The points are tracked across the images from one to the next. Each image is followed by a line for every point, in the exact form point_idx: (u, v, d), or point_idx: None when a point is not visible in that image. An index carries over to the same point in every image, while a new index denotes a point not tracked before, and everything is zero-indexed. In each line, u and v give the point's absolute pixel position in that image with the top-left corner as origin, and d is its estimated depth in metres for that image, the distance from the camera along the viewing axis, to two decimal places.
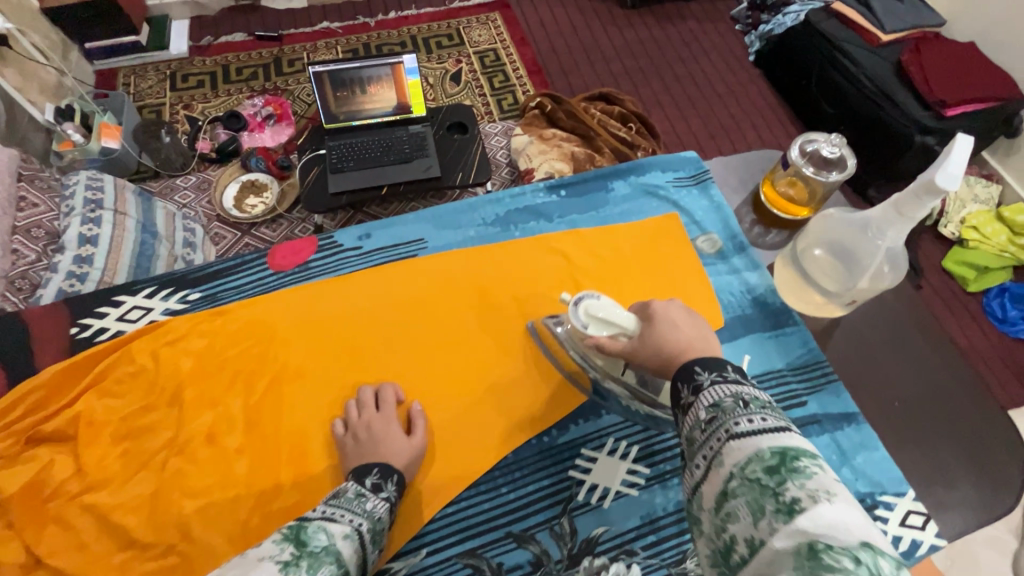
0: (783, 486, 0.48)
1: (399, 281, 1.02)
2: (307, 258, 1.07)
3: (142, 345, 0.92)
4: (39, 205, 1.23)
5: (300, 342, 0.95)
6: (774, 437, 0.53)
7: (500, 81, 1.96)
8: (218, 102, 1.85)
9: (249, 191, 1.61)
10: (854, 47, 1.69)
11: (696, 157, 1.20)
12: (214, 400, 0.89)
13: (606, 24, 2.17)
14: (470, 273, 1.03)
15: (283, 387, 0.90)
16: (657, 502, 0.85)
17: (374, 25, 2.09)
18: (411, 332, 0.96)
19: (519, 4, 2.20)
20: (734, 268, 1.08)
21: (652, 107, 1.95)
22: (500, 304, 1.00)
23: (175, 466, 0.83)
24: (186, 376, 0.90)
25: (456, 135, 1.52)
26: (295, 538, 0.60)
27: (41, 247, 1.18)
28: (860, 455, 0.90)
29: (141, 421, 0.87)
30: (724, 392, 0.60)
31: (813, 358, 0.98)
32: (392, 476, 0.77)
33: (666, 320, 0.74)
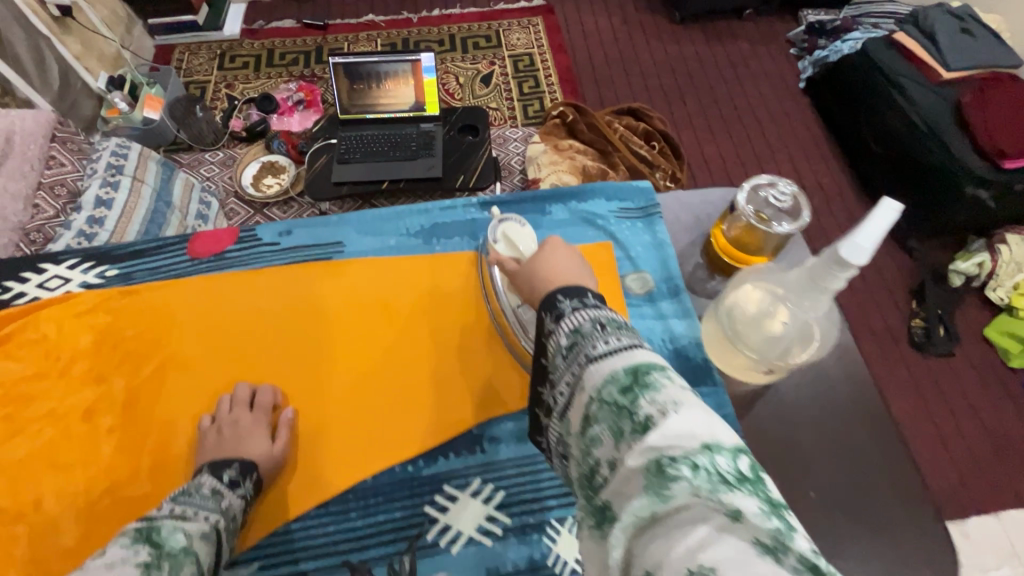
0: (636, 405, 0.44)
1: (314, 281, 0.89)
2: (225, 249, 0.92)
3: (49, 313, 0.83)
4: (66, 164, 1.32)
5: (196, 329, 0.85)
6: (629, 355, 0.49)
7: (529, 87, 1.93)
8: (257, 84, 1.93)
9: (267, 171, 1.67)
10: (911, 83, 1.55)
11: (650, 183, 0.87)
12: (101, 377, 0.80)
13: (650, 37, 2.10)
14: (390, 278, 0.89)
15: (166, 374, 0.81)
16: (507, 558, 0.69)
17: (417, 21, 2.11)
18: (310, 336, 0.84)
19: (564, 10, 2.16)
20: (658, 315, 0.76)
21: (684, 127, 1.86)
22: (415, 316, 0.86)
23: (48, 436, 0.75)
24: (82, 349, 0.82)
25: (467, 137, 1.52)
26: (147, 541, 0.56)
27: (61, 205, 1.27)
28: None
29: (29, 389, 0.79)
30: (583, 318, 0.54)
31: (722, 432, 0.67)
32: (253, 473, 0.70)
33: (550, 256, 0.66)
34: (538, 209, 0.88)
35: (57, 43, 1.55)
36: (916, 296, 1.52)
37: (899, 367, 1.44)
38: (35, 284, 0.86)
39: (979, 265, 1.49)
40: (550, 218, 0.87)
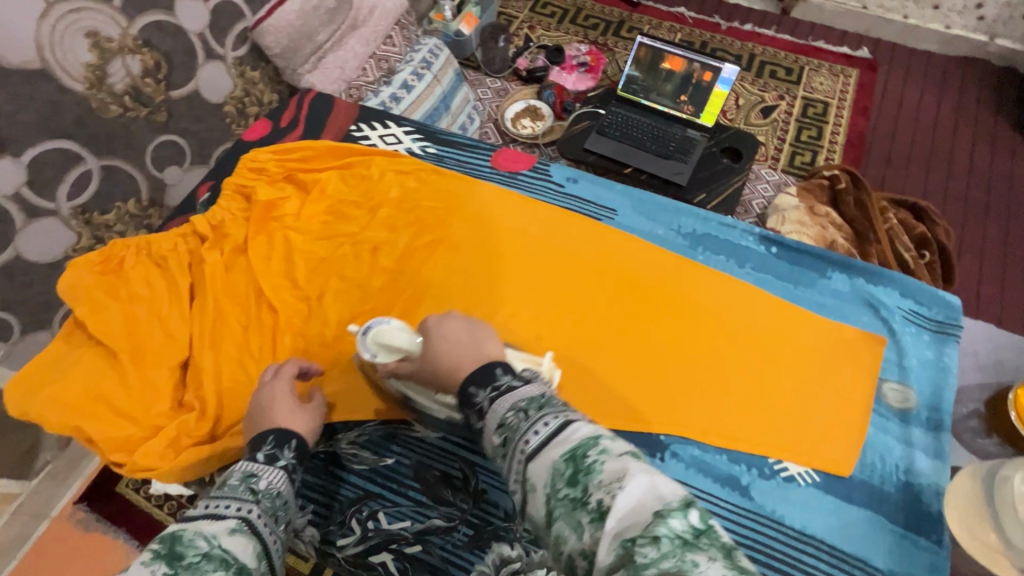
0: (587, 493, 0.48)
1: (587, 235, 0.99)
2: (519, 170, 1.09)
3: (380, 162, 1.06)
4: (395, 47, 1.56)
5: (471, 226, 1.00)
6: (558, 440, 0.53)
7: (809, 136, 1.76)
8: (554, 34, 2.05)
9: (527, 113, 1.79)
10: None
11: (957, 304, 0.89)
12: (393, 227, 1.00)
13: (980, 139, 1.76)
14: (651, 268, 0.95)
15: (437, 251, 0.97)
16: None
17: (724, 29, 2.04)
18: (569, 283, 0.94)
19: (888, 73, 1.91)
20: (905, 440, 0.80)
21: (971, 251, 1.56)
22: (656, 307, 0.91)
23: (345, 251, 0.97)
24: (389, 199, 1.02)
25: (725, 160, 1.44)
26: (168, 553, 0.50)
27: (379, 76, 1.51)
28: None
29: (346, 209, 1.02)
30: (505, 408, 0.60)
31: None
32: (289, 442, 0.73)
33: (438, 338, 0.73)
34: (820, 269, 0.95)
35: None
36: None
37: None
38: (378, 135, 1.12)
39: None
40: (828, 282, 0.94)
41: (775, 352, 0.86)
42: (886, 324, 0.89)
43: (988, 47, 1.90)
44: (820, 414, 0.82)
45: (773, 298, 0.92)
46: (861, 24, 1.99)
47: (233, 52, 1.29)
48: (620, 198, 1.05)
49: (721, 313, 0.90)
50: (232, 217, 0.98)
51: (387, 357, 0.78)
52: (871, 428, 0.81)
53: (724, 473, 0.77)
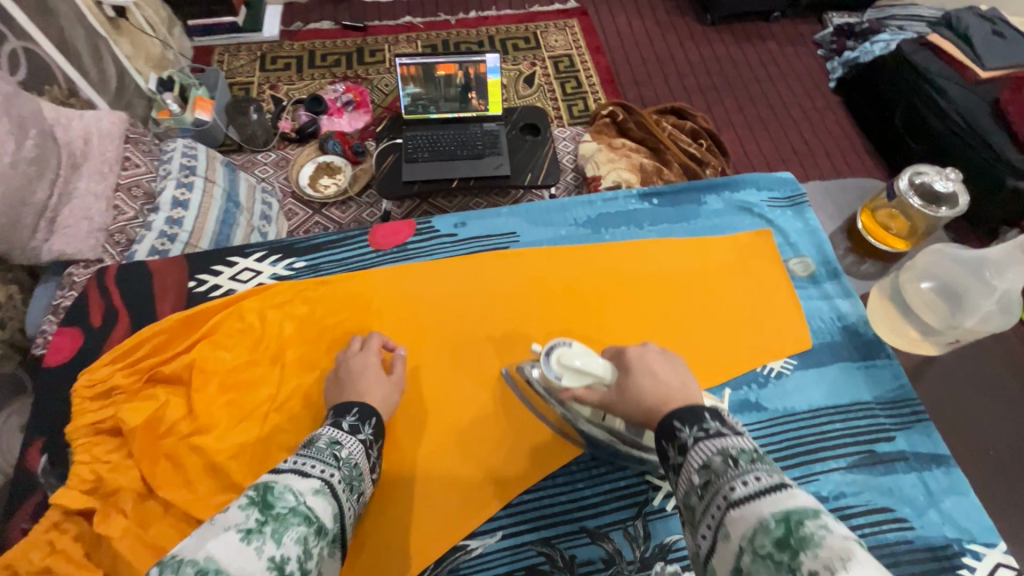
0: (798, 562, 0.40)
1: (502, 270, 0.97)
2: (405, 240, 1.01)
3: (252, 304, 0.90)
4: (140, 166, 1.31)
5: (392, 317, 0.92)
6: (777, 499, 0.45)
7: (572, 87, 1.97)
8: (301, 85, 1.93)
9: (323, 172, 1.68)
10: (947, 81, 1.63)
11: (794, 178, 1.07)
12: (315, 362, 0.87)
13: (683, 39, 2.15)
14: (570, 270, 0.96)
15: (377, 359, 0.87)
16: None
17: (454, 23, 2.14)
18: (510, 320, 0.91)
19: (598, 12, 2.21)
20: (825, 296, 0.94)
21: (725, 125, 1.92)
22: (593, 302, 0.93)
23: (275, 423, 0.80)
24: (288, 338, 0.88)
25: (529, 136, 1.55)
26: (261, 501, 0.51)
27: (139, 206, 1.26)
28: (950, 499, 0.76)
29: (245, 374, 0.85)
30: (710, 451, 0.52)
31: (903, 394, 0.85)
32: (371, 419, 0.72)
33: (644, 367, 0.67)
34: (696, 199, 1.07)
35: (111, 44, 1.53)
36: None
37: None
38: (228, 276, 0.95)
39: None
40: (707, 207, 1.06)
41: (707, 284, 0.95)
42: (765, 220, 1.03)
43: None
44: (763, 320, 0.91)
45: (678, 241, 1.00)
46: None
47: None
48: (510, 219, 1.04)
49: (649, 275, 0.96)
50: (111, 461, 0.76)
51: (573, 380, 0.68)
52: (801, 301, 0.94)
53: (735, 402, 0.83)
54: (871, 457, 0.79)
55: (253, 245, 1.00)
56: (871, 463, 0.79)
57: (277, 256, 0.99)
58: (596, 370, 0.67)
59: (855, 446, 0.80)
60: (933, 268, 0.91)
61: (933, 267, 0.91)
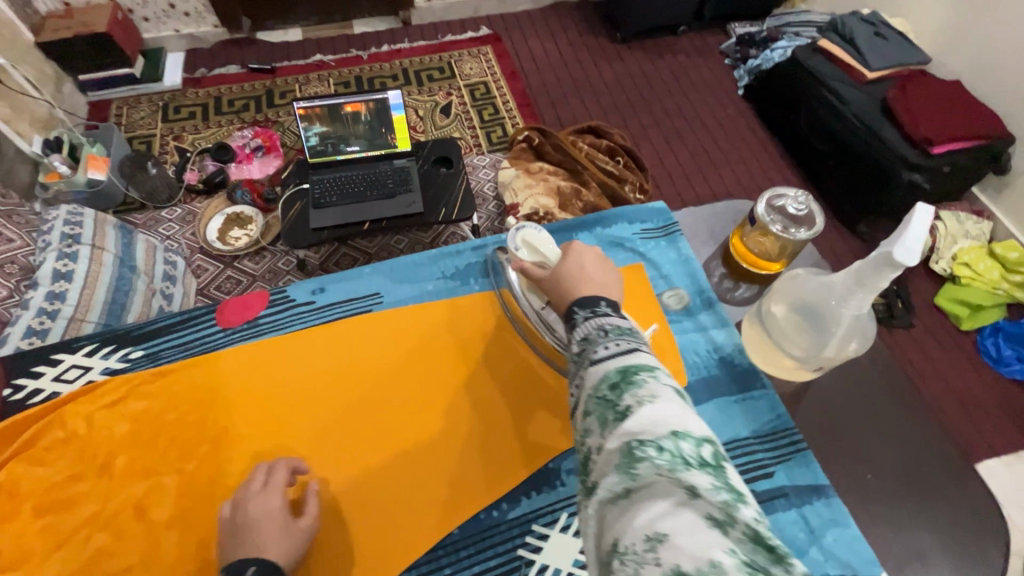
0: (621, 398, 0.47)
1: (370, 334, 0.89)
2: (257, 313, 0.91)
3: (76, 407, 0.79)
4: (15, 240, 1.22)
5: (247, 401, 0.82)
6: (625, 358, 0.52)
7: (489, 114, 1.97)
8: (207, 133, 1.86)
9: (232, 224, 1.61)
10: (839, 84, 1.70)
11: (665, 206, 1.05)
12: (151, 468, 0.76)
13: (596, 58, 2.19)
14: (442, 325, 0.90)
15: (227, 453, 0.77)
16: None
17: (367, 57, 2.11)
18: (382, 385, 0.84)
19: (511, 38, 2.22)
20: (700, 328, 0.90)
21: (641, 140, 1.95)
22: (470, 358, 0.87)
23: (99, 546, 0.70)
24: (118, 443, 0.77)
25: (441, 170, 1.52)
26: None
27: (14, 283, 1.17)
28: (831, 533, 0.73)
29: (64, 492, 0.73)
30: (593, 328, 0.58)
31: (782, 424, 0.81)
32: None
33: (575, 262, 0.70)
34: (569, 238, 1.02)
35: None
36: None
37: None
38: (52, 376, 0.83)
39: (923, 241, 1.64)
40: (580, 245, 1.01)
41: None
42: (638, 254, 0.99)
43: None
44: None
45: None
46: (468, 10, 2.27)
47: None
48: (375, 279, 0.97)
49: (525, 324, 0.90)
50: None
51: (525, 255, 0.82)
52: (675, 336, 0.90)
53: None
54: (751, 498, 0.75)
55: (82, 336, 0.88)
56: None
57: (109, 346, 0.87)
58: (546, 251, 0.80)
59: None
60: (792, 292, 0.83)
61: (792, 291, 0.83)
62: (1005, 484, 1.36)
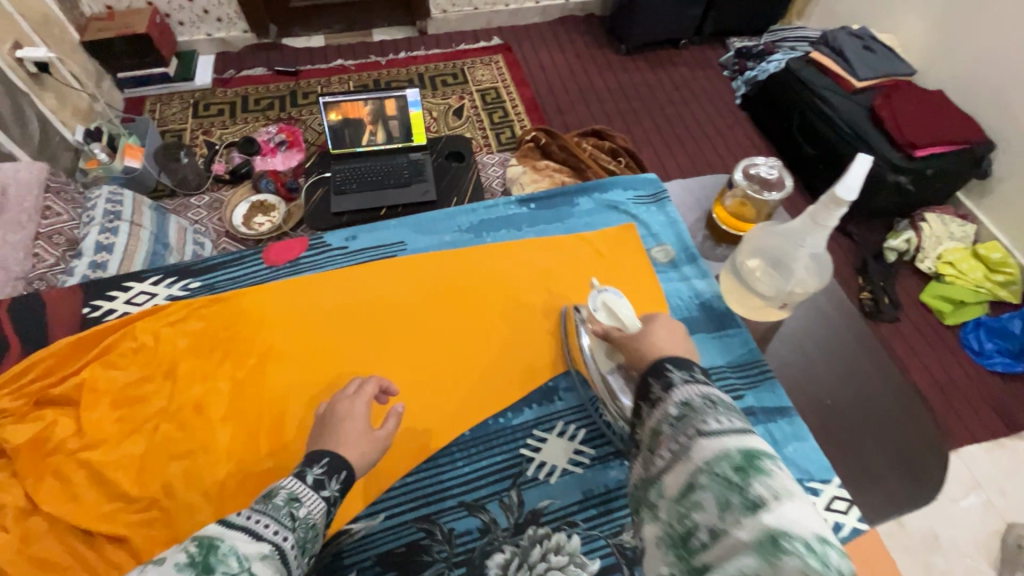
0: (749, 482, 0.43)
1: (392, 274, 0.99)
2: (297, 255, 1.03)
3: (145, 323, 0.90)
4: (62, 214, 1.32)
5: (286, 325, 0.92)
6: (743, 436, 0.48)
7: (499, 117, 2.08)
8: (234, 129, 1.98)
9: (256, 211, 1.71)
10: (829, 92, 1.81)
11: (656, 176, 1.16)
12: (206, 374, 0.86)
13: (601, 68, 2.32)
14: (458, 267, 1.01)
15: (269, 366, 0.87)
16: (599, 481, 0.80)
17: (385, 63, 2.24)
18: (406, 316, 0.94)
19: (521, 48, 2.36)
20: (684, 278, 1.01)
21: (642, 144, 2.06)
22: (483, 296, 0.97)
23: (164, 432, 0.79)
24: (181, 352, 0.88)
25: (454, 163, 1.63)
26: (202, 564, 0.47)
27: (60, 252, 1.28)
28: (792, 445, 0.83)
29: (137, 390, 0.84)
30: (694, 392, 0.54)
31: (753, 357, 0.92)
32: (341, 472, 0.64)
33: (662, 326, 0.69)
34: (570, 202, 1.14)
35: (35, 99, 1.56)
36: (861, 271, 1.74)
37: None
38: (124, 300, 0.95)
39: (908, 241, 1.74)
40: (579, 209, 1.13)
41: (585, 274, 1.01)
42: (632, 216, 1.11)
43: (569, 5, 2.46)
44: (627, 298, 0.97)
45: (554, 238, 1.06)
46: (481, 22, 2.41)
47: None
48: (399, 230, 1.08)
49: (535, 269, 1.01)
50: None
51: (604, 317, 0.80)
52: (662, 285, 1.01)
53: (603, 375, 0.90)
54: None
55: (150, 271, 1.01)
56: None
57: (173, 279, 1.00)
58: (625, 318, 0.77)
59: None
60: (758, 245, 0.91)
61: (758, 244, 0.91)
62: (985, 468, 1.42)
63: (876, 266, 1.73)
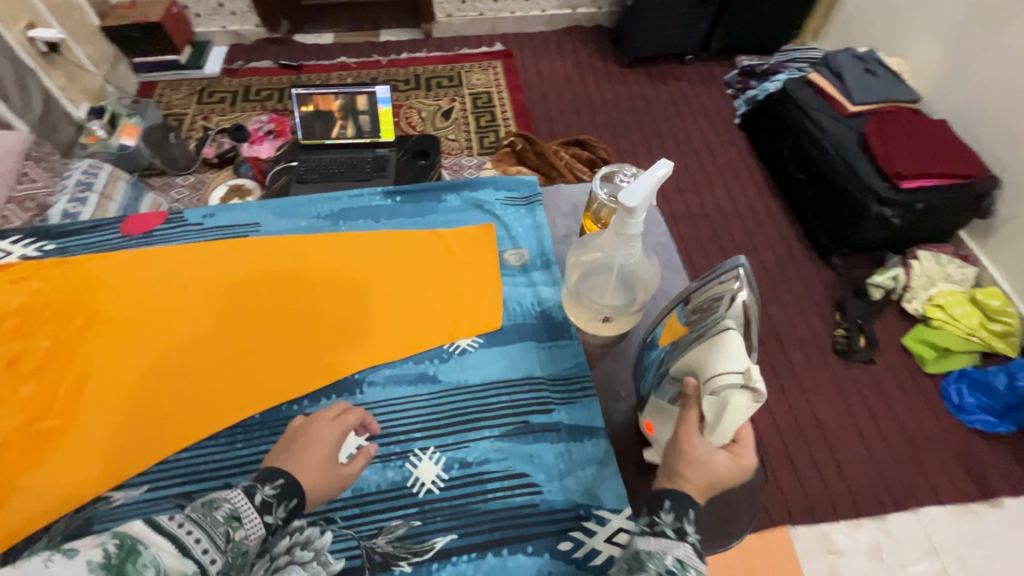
0: None
1: (246, 247, 0.88)
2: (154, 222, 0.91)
3: None
4: (37, 181, 1.41)
5: (117, 291, 0.84)
6: None
7: (486, 121, 2.09)
8: (231, 116, 2.07)
9: (233, 194, 1.73)
10: (821, 114, 1.72)
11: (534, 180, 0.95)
12: (28, 332, 0.80)
13: (599, 79, 2.29)
14: (317, 247, 0.88)
15: (87, 331, 0.80)
16: (373, 480, 0.65)
17: (385, 62, 2.30)
18: (241, 293, 0.83)
19: (522, 55, 2.36)
20: (530, 283, 0.83)
21: (627, 156, 2.02)
22: (331, 280, 0.84)
23: None
24: (14, 307, 0.82)
25: (419, 162, 1.64)
26: (117, 569, 0.38)
27: (29, 217, 1.35)
28: (590, 468, 0.66)
29: None
30: (689, 557, 0.50)
31: (577, 371, 0.74)
32: (291, 501, 0.54)
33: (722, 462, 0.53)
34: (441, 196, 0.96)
35: (42, 75, 1.68)
36: (839, 308, 1.63)
37: (824, 374, 1.52)
38: None
39: (896, 278, 1.61)
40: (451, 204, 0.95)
41: (449, 270, 0.85)
42: (495, 216, 0.92)
43: (576, 15, 2.46)
44: (461, 306, 0.81)
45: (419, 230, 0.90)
46: (486, 27, 2.43)
47: None
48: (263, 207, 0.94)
49: (402, 257, 0.87)
50: None
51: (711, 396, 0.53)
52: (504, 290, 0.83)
53: (412, 375, 0.74)
54: (524, 427, 0.70)
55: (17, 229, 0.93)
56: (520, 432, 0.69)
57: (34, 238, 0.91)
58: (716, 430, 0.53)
59: (508, 417, 0.70)
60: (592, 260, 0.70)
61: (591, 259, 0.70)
62: (947, 534, 1.28)
63: (855, 303, 1.61)
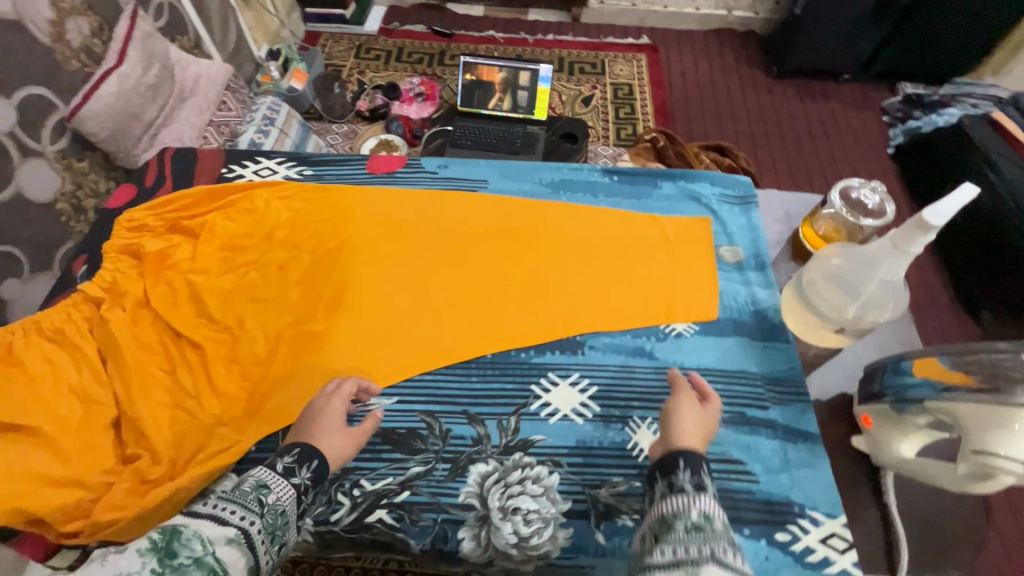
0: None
1: (470, 206, 1.04)
2: (395, 169, 1.10)
3: (261, 192, 1.05)
4: (232, 111, 1.56)
5: (366, 224, 1.03)
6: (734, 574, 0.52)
7: (625, 112, 2.09)
8: (385, 74, 2.19)
9: (382, 147, 1.85)
10: (1002, 158, 1.59)
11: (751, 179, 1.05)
12: (295, 245, 1.01)
13: (745, 85, 2.22)
14: (527, 216, 1.03)
15: (343, 255, 0.99)
16: (596, 437, 0.80)
17: (531, 41, 2.33)
18: (466, 246, 1.00)
19: (668, 51, 2.32)
20: (745, 282, 0.94)
21: (766, 170, 1.97)
22: (540, 248, 0.99)
23: (252, 278, 0.96)
24: (281, 223, 1.02)
25: (566, 144, 1.65)
26: (164, 548, 0.53)
27: (223, 140, 1.49)
28: (803, 470, 0.77)
29: (242, 240, 1.00)
30: (685, 503, 0.59)
31: (792, 374, 0.85)
32: (312, 462, 0.68)
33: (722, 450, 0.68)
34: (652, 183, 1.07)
35: (238, 15, 1.85)
36: None
37: None
38: (252, 171, 1.10)
39: None
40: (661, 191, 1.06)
41: (644, 255, 0.98)
42: (710, 211, 1.03)
43: (729, 18, 2.38)
44: (663, 290, 0.94)
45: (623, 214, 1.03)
46: (636, 18, 2.40)
47: (53, 146, 1.20)
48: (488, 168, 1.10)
49: (602, 237, 1.00)
50: (123, 275, 0.94)
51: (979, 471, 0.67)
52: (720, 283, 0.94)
53: (631, 347, 0.88)
54: (740, 418, 0.81)
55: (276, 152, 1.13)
56: (736, 421, 0.81)
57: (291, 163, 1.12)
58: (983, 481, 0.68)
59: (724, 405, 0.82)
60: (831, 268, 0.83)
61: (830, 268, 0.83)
62: None
63: None
